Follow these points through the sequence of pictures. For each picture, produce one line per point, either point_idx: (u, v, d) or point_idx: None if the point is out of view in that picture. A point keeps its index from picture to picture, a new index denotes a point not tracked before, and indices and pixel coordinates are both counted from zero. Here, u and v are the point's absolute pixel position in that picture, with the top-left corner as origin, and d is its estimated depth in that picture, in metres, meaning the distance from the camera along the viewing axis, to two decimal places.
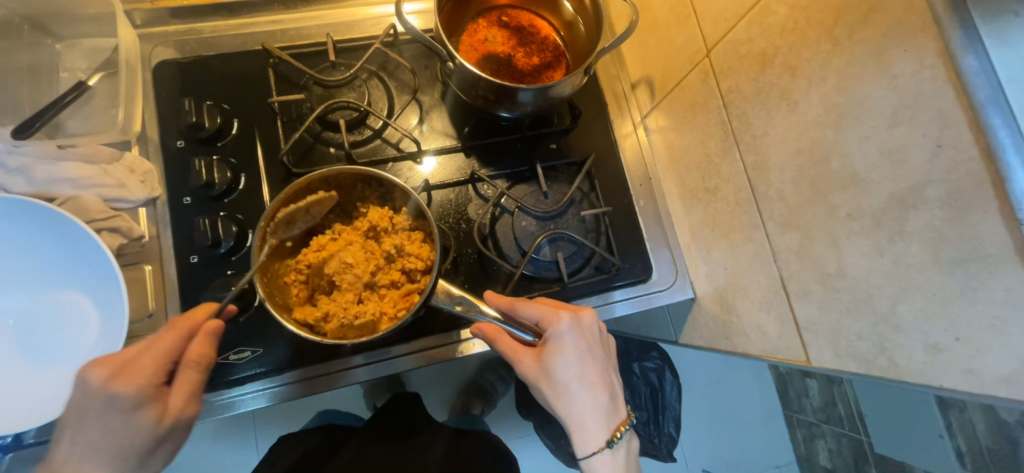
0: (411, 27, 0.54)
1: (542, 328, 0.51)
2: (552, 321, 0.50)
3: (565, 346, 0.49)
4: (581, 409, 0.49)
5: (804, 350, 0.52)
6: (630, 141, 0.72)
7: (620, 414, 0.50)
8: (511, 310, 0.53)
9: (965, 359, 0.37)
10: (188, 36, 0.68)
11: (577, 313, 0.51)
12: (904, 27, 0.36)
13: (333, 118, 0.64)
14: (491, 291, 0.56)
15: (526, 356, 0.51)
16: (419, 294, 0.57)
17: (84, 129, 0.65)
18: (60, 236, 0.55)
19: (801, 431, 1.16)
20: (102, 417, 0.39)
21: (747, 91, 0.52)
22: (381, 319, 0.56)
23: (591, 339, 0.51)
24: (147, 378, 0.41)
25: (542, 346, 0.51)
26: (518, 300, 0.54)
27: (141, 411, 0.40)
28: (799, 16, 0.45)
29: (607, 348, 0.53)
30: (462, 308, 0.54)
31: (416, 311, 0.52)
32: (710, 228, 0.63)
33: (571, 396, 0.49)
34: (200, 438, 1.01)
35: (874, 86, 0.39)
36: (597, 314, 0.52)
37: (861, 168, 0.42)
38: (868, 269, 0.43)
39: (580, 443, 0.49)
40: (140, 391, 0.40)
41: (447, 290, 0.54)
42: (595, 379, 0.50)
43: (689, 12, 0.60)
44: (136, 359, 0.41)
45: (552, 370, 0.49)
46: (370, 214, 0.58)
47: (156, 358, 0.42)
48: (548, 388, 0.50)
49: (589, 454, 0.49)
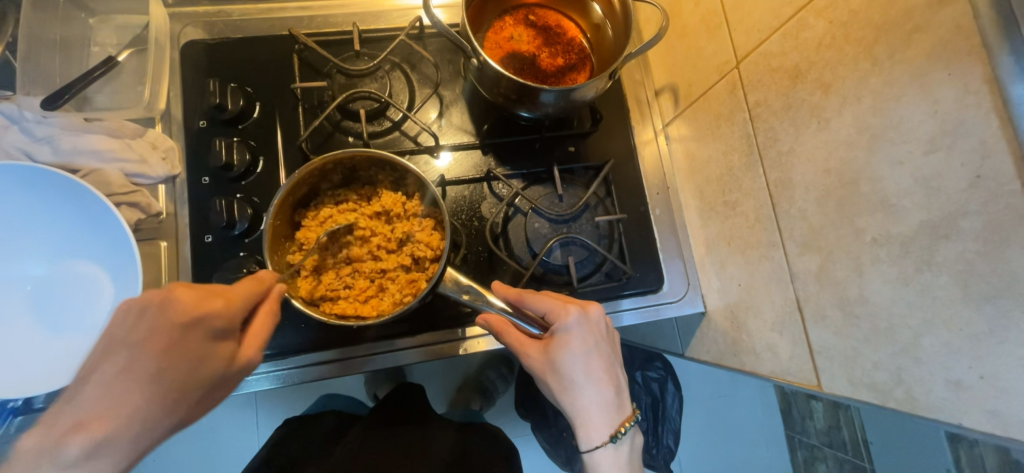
0: (438, 21, 0.53)
1: (548, 320, 0.51)
2: (559, 314, 0.49)
3: (573, 339, 0.49)
4: (587, 403, 0.48)
5: (816, 375, 0.50)
6: (650, 149, 0.71)
7: (626, 410, 0.50)
8: (519, 301, 0.52)
9: (987, 399, 0.35)
10: (217, 18, 0.68)
11: (584, 307, 0.50)
12: (948, 51, 0.35)
13: (354, 107, 0.64)
14: (499, 282, 0.55)
15: (533, 349, 0.50)
16: (426, 282, 0.56)
17: (112, 104, 0.65)
18: (81, 209, 0.56)
19: (802, 453, 1.13)
20: (179, 345, 0.37)
21: (776, 106, 0.51)
22: (387, 301, 0.56)
23: (599, 334, 0.50)
24: (240, 313, 0.41)
25: (549, 338, 0.50)
26: (526, 292, 0.53)
27: (220, 343, 0.39)
28: (836, 32, 0.44)
29: (614, 343, 0.53)
30: (468, 297, 0.52)
31: (424, 298, 0.51)
32: (726, 244, 0.62)
33: (577, 390, 0.49)
34: (206, 415, 1.02)
35: (911, 110, 0.38)
36: (604, 308, 0.51)
37: (893, 192, 0.40)
38: (892, 297, 0.41)
39: (585, 436, 0.49)
40: (228, 316, 0.40)
41: (455, 279, 0.53)
42: (601, 374, 0.49)
43: (721, 21, 0.58)
44: (234, 291, 0.41)
45: (559, 363, 0.49)
46: (383, 198, 0.58)
47: (248, 294, 0.42)
48: (554, 382, 0.49)
49: (592, 447, 0.48)
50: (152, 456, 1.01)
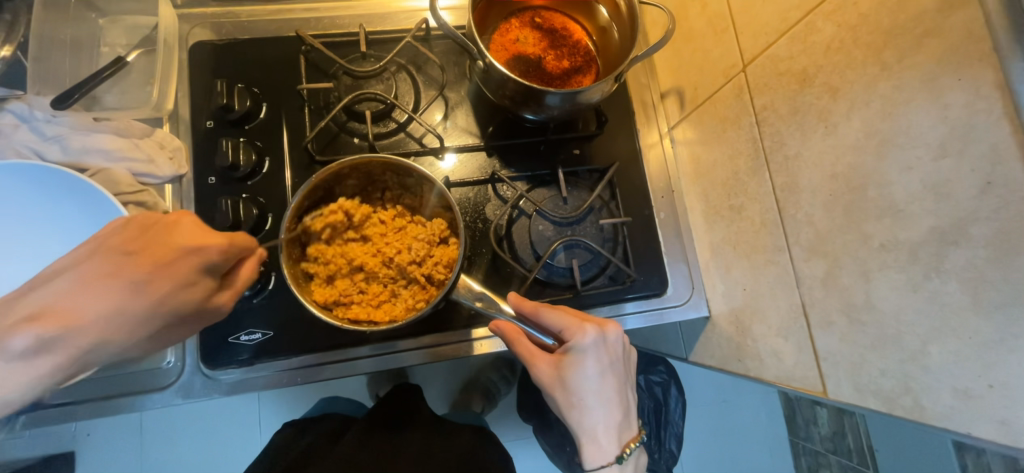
0: (444, 23, 0.53)
1: (564, 336, 0.50)
2: (576, 333, 0.49)
3: (587, 360, 0.49)
4: (594, 423, 0.49)
5: (821, 381, 0.50)
6: (656, 152, 0.71)
7: (631, 430, 0.51)
8: (534, 315, 0.51)
9: (996, 408, 0.35)
10: (225, 19, 0.69)
11: (601, 327, 0.50)
12: (959, 56, 0.35)
13: (359, 108, 0.64)
14: (515, 293, 0.53)
15: (543, 362, 0.50)
16: (438, 289, 0.57)
17: (120, 104, 0.66)
18: (91, 208, 0.57)
19: (806, 459, 1.12)
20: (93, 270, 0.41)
21: (782, 110, 0.51)
22: (400, 306, 0.57)
23: (614, 354, 0.50)
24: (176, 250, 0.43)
25: (561, 354, 0.50)
26: (542, 305, 0.52)
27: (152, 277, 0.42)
28: (845, 36, 0.43)
29: (627, 363, 0.53)
30: (481, 305, 0.52)
31: (437, 305, 0.51)
32: (731, 248, 0.62)
33: (586, 409, 0.49)
34: (208, 414, 1.03)
35: (921, 115, 0.38)
36: (621, 329, 0.51)
37: (901, 198, 0.40)
38: (900, 304, 0.41)
39: (589, 455, 0.49)
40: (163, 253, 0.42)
41: (467, 285, 0.53)
42: (611, 395, 0.50)
43: (728, 24, 0.58)
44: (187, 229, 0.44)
45: (570, 381, 0.49)
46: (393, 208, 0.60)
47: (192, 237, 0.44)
48: (562, 398, 0.49)
49: (597, 466, 0.49)
50: (156, 457, 1.01)
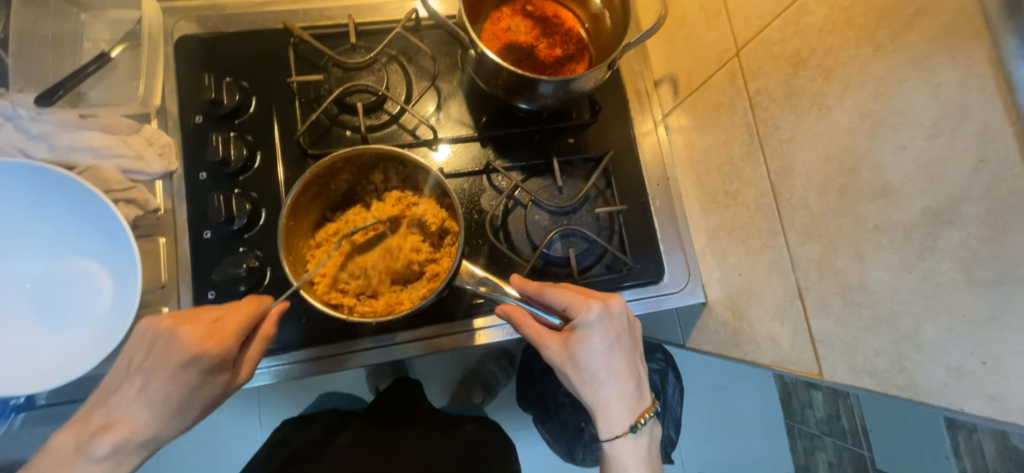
0: (435, 12, 0.52)
1: (570, 313, 0.50)
2: (581, 308, 0.49)
3: (594, 335, 0.49)
4: (607, 396, 0.49)
5: (817, 364, 0.51)
6: (650, 139, 0.71)
7: (645, 401, 0.51)
8: (538, 294, 0.51)
9: (988, 384, 0.35)
10: (211, 11, 0.68)
11: (606, 301, 0.50)
12: (951, 34, 0.35)
13: (351, 101, 0.64)
14: (518, 275, 0.54)
15: (552, 341, 0.50)
16: (446, 272, 0.56)
17: (106, 100, 0.65)
18: (82, 208, 0.56)
19: (802, 442, 1.14)
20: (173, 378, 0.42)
21: (776, 94, 0.51)
22: (413, 295, 0.56)
23: (620, 327, 0.50)
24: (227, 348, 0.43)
25: (569, 331, 0.50)
26: (545, 284, 0.52)
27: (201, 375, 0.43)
28: (838, 18, 0.43)
29: (634, 334, 0.53)
30: (485, 289, 0.53)
31: (441, 293, 0.51)
32: (727, 233, 0.62)
33: (598, 383, 0.49)
34: (206, 413, 1.02)
35: (913, 95, 0.38)
36: (625, 301, 0.51)
37: (895, 179, 0.40)
38: (894, 284, 0.41)
39: (605, 427, 0.49)
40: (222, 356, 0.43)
41: (471, 271, 0.54)
42: (621, 367, 0.50)
43: (721, 9, 0.58)
44: (232, 322, 0.44)
45: (579, 357, 0.49)
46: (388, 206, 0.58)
47: (242, 324, 0.45)
48: (574, 374, 0.49)
49: (613, 437, 0.49)
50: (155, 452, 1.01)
